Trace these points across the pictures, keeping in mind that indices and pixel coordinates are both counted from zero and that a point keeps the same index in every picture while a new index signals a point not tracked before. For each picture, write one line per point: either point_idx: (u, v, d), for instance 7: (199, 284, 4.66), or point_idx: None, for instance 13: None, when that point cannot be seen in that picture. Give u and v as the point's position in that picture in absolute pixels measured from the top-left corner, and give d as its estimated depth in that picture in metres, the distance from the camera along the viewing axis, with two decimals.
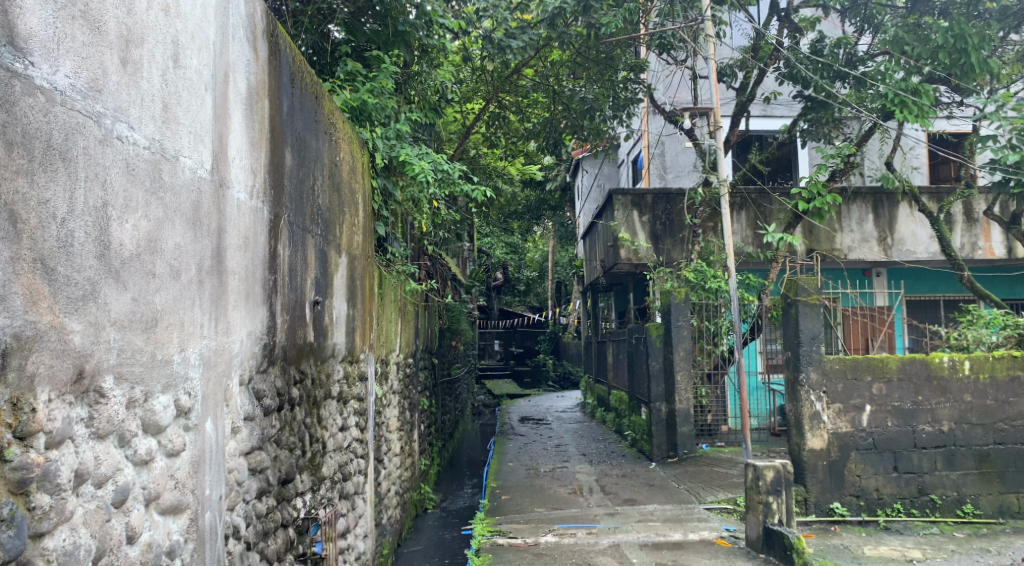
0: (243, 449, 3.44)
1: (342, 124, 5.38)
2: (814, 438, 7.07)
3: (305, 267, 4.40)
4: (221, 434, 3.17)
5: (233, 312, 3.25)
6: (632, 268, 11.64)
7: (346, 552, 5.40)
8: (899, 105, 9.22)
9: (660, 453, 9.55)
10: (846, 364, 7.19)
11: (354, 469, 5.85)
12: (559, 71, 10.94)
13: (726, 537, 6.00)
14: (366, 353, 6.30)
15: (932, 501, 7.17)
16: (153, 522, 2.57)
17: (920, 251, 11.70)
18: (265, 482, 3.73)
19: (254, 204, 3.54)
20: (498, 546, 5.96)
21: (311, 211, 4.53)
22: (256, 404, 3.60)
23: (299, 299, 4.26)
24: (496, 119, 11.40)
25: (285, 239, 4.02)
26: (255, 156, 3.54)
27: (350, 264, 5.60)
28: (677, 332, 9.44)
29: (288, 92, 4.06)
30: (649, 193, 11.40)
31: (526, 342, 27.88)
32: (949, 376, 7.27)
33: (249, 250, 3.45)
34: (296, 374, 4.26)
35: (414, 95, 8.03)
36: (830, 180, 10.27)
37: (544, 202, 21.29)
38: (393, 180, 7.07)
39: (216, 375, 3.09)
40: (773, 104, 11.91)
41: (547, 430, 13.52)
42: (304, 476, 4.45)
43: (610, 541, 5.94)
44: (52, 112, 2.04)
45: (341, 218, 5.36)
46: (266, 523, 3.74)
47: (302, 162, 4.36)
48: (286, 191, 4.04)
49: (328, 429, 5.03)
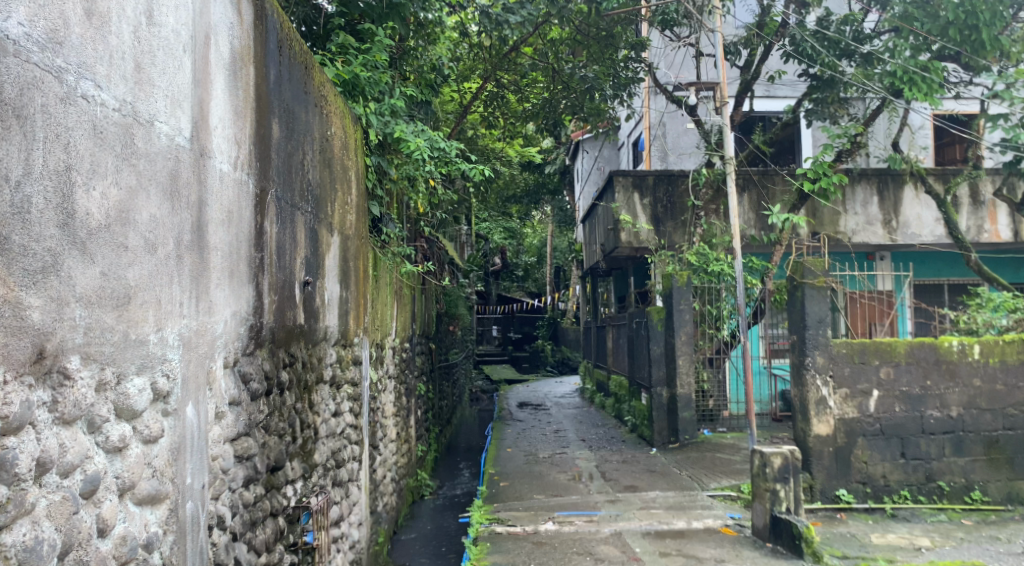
0: (229, 435, 3.27)
1: (334, 97, 5.17)
2: (819, 424, 6.91)
3: (295, 245, 4.21)
4: (204, 420, 2.99)
5: (216, 291, 3.07)
6: (633, 251, 11.44)
7: (339, 540, 5.23)
8: (909, 82, 9.11)
9: (660, 439, 9.35)
10: (853, 348, 7.02)
11: (349, 455, 5.68)
12: (559, 49, 10.62)
13: (732, 525, 5.83)
14: (361, 337, 6.13)
15: (940, 488, 7.01)
16: (128, 514, 2.40)
17: (925, 234, 11.52)
18: (252, 470, 3.56)
19: (239, 176, 3.34)
20: (497, 534, 5.80)
21: (300, 187, 4.33)
22: (242, 389, 3.42)
23: (288, 278, 4.07)
24: (495, 98, 11.16)
25: (272, 214, 3.83)
26: (240, 126, 3.34)
27: (342, 243, 5.41)
28: (680, 316, 9.27)
29: (275, 60, 3.85)
30: (651, 175, 11.16)
31: (525, 328, 27.74)
32: (958, 360, 7.12)
33: (233, 225, 3.27)
34: (285, 358, 4.08)
35: (410, 72, 7.86)
36: (837, 160, 9.98)
37: (543, 186, 21.06)
38: (387, 158, 6.87)
39: (198, 356, 2.91)
40: (777, 83, 11.69)
41: (545, 415, 13.35)
42: (295, 463, 4.28)
43: (612, 529, 5.78)
44: (4, 63, 1.85)
45: (334, 195, 5.16)
46: (254, 513, 3.57)
47: (291, 134, 4.16)
48: (272, 163, 3.83)
49: (320, 415, 4.85)
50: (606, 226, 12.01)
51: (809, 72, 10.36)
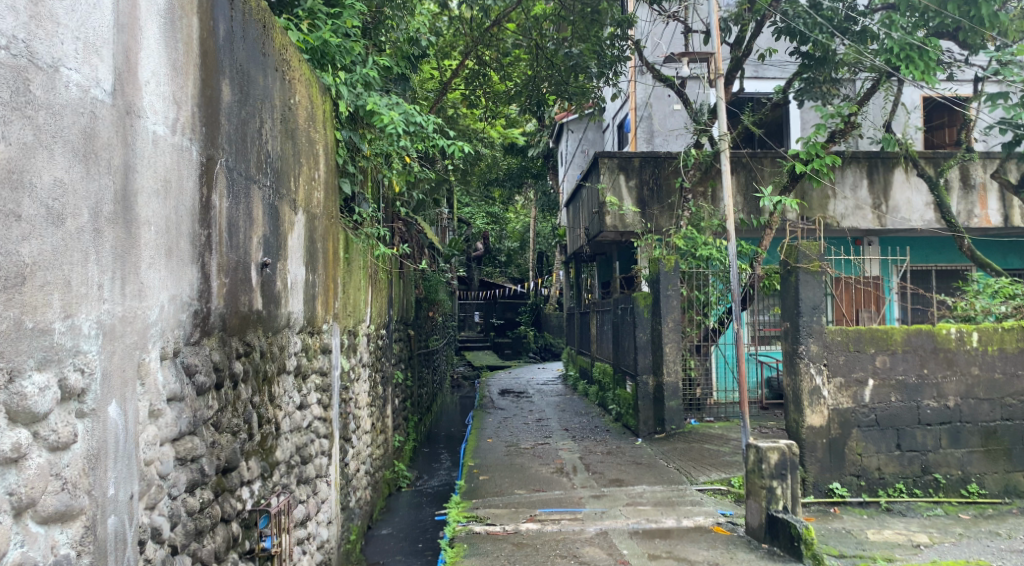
0: (168, 436, 2.88)
1: (298, 63, 4.75)
2: (813, 414, 6.61)
3: (250, 222, 3.80)
4: (133, 420, 2.59)
5: (148, 272, 2.66)
6: (618, 235, 11.07)
7: (305, 542, 4.86)
8: (906, 59, 8.79)
9: (646, 429, 9.04)
10: (848, 336, 6.73)
11: (316, 450, 5.31)
12: (542, 25, 10.34)
13: (724, 523, 5.51)
14: (331, 324, 5.74)
15: (936, 481, 6.73)
16: (27, 536, 2.03)
17: (915, 219, 11.25)
18: (198, 473, 3.17)
19: (178, 141, 2.93)
20: (475, 534, 5.44)
21: (257, 158, 3.92)
22: (185, 382, 3.04)
23: (242, 259, 3.66)
24: (476, 76, 10.72)
25: (222, 188, 3.41)
26: (181, 85, 2.93)
27: (308, 222, 5.01)
28: (667, 302, 8.92)
29: (225, 14, 3.43)
30: (637, 157, 10.79)
31: (507, 313, 26.91)
32: (956, 348, 6.84)
33: (171, 197, 2.86)
34: (239, 347, 3.68)
35: (385, 44, 7.53)
36: (830, 142, 9.70)
37: (526, 169, 20.67)
38: (358, 133, 6.46)
39: (124, 347, 2.51)
40: (766, 63, 11.38)
41: (527, 403, 13.03)
42: (252, 462, 3.90)
43: (597, 529, 5.44)
44: None
45: (297, 170, 4.75)
46: (200, 522, 3.18)
47: (246, 99, 3.74)
48: (222, 130, 3.41)
49: (281, 409, 4.46)
50: (591, 209, 11.63)
51: (800, 51, 10.03)
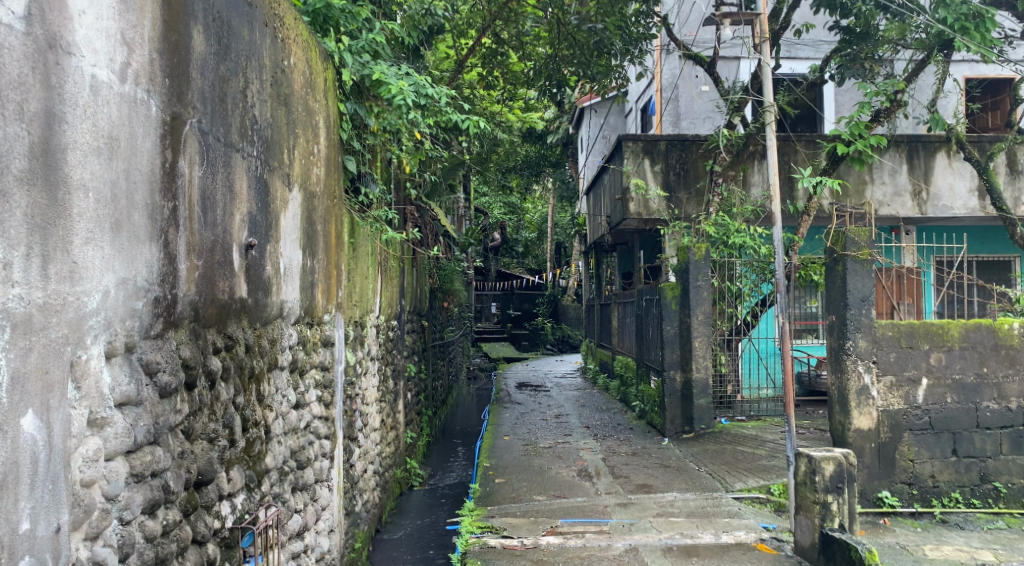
0: (121, 449, 2.37)
1: (293, 20, 4.20)
2: (861, 417, 6.01)
3: (231, 196, 3.26)
4: (63, 434, 2.10)
5: (85, 249, 2.18)
6: (643, 222, 10.47)
7: (301, 555, 4.36)
8: (962, 31, 8.18)
9: (672, 428, 8.48)
10: (900, 331, 6.12)
11: (316, 453, 4.80)
12: (563, 1, 9.54)
13: (768, 540, 4.96)
14: (334, 315, 5.23)
15: (996, 490, 6.17)
16: None
17: (957, 206, 10.59)
18: (162, 491, 2.66)
19: (131, 89, 2.41)
20: (489, 549, 4.92)
21: (241, 121, 3.39)
22: (146, 382, 2.52)
23: (220, 238, 3.12)
24: (494, 55, 10.05)
25: (195, 153, 2.89)
26: (132, 23, 2.40)
27: (304, 200, 4.47)
28: (697, 294, 8.35)
29: None
30: (663, 139, 10.19)
31: (524, 305, 26.32)
32: (1020, 345, 6.23)
33: (120, 157, 2.34)
34: (216, 340, 3.16)
35: (399, 13, 6.99)
36: (874, 121, 9.08)
37: (545, 157, 20.01)
38: (365, 106, 5.93)
39: (47, 344, 2.03)
40: (801, 41, 10.77)
41: (546, 398, 12.53)
42: (234, 471, 3.39)
43: (626, 545, 4.91)
44: None
45: (291, 141, 4.21)
46: (164, 547, 2.68)
47: (225, 53, 3.19)
48: (193, 83, 2.88)
49: (272, 409, 3.95)
50: (613, 194, 11.04)
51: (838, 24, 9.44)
